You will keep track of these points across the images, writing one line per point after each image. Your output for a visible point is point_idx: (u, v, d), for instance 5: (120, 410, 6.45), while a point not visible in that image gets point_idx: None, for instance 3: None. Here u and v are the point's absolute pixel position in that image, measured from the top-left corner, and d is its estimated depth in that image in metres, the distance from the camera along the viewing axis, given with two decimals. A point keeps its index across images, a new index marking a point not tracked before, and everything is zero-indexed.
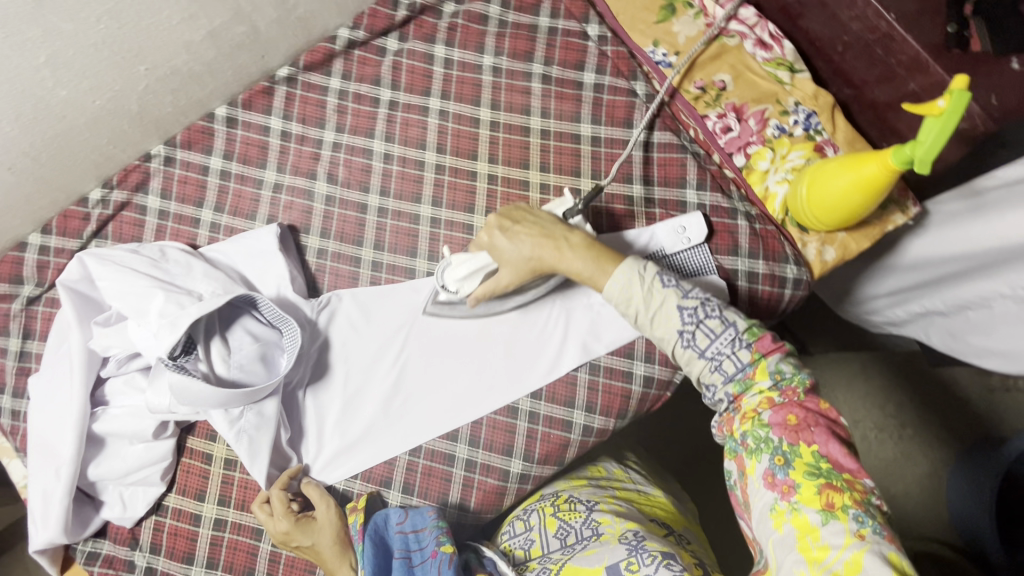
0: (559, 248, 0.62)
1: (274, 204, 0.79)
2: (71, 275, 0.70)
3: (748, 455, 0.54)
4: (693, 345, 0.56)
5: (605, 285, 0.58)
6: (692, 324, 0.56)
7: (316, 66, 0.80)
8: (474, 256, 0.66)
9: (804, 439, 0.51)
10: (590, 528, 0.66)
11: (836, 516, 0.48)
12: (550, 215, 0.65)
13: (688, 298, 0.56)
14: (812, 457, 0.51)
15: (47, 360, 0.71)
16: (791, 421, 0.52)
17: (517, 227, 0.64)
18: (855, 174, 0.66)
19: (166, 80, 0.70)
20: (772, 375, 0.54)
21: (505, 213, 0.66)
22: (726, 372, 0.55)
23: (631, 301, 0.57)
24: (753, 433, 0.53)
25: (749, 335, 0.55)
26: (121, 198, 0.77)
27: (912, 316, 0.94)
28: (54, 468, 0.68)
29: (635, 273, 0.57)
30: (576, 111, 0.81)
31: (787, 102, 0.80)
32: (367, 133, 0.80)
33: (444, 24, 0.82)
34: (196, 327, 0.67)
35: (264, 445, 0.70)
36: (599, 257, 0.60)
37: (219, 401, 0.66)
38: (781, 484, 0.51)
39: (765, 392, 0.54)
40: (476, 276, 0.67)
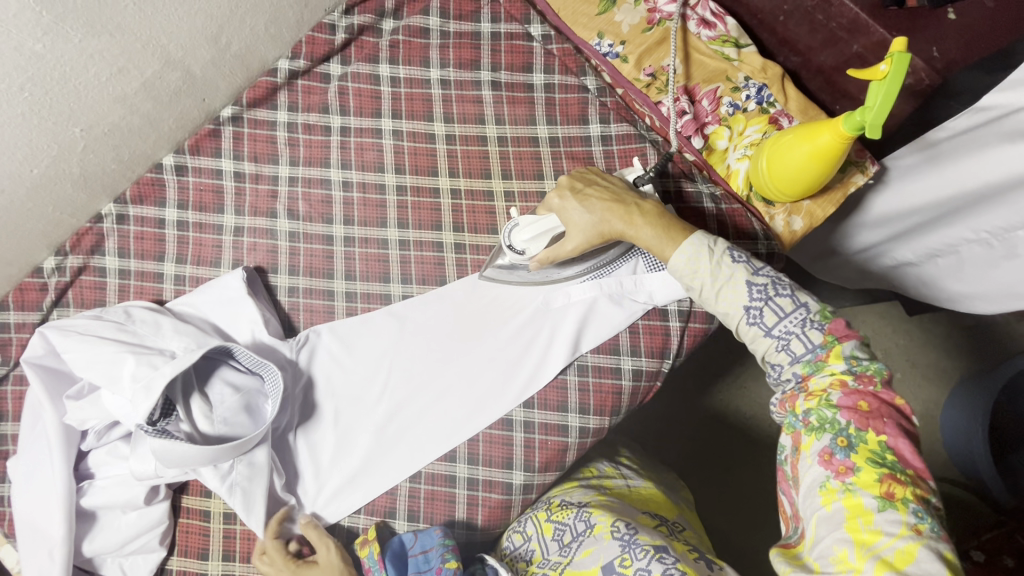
0: (630, 213, 0.64)
1: (237, 248, 0.77)
2: (35, 350, 0.68)
3: (808, 432, 0.53)
4: (759, 323, 0.56)
5: (672, 255, 0.60)
6: (760, 301, 0.56)
7: (261, 102, 0.78)
8: (543, 219, 0.67)
9: (874, 426, 0.50)
10: (583, 522, 0.66)
11: (895, 506, 0.47)
12: (623, 184, 0.68)
13: (758, 274, 0.57)
14: (878, 445, 0.50)
15: (24, 440, 0.69)
16: (862, 407, 0.51)
17: (590, 191, 0.66)
18: (810, 145, 0.66)
19: (105, 138, 0.68)
20: (847, 360, 0.53)
21: (576, 178, 0.69)
22: (793, 352, 0.55)
23: (697, 273, 0.59)
24: (818, 411, 0.53)
25: (822, 318, 0.55)
26: (78, 263, 0.74)
27: (885, 270, 0.95)
28: (47, 550, 0.66)
29: (704, 245, 0.59)
30: (530, 113, 0.81)
31: (736, 78, 0.80)
32: (322, 163, 0.79)
33: (385, 42, 0.81)
34: (172, 388, 0.66)
35: (259, 495, 0.69)
36: (669, 227, 0.62)
37: (207, 459, 0.64)
38: (838, 464, 0.50)
39: (837, 374, 0.53)
40: (543, 238, 0.67)
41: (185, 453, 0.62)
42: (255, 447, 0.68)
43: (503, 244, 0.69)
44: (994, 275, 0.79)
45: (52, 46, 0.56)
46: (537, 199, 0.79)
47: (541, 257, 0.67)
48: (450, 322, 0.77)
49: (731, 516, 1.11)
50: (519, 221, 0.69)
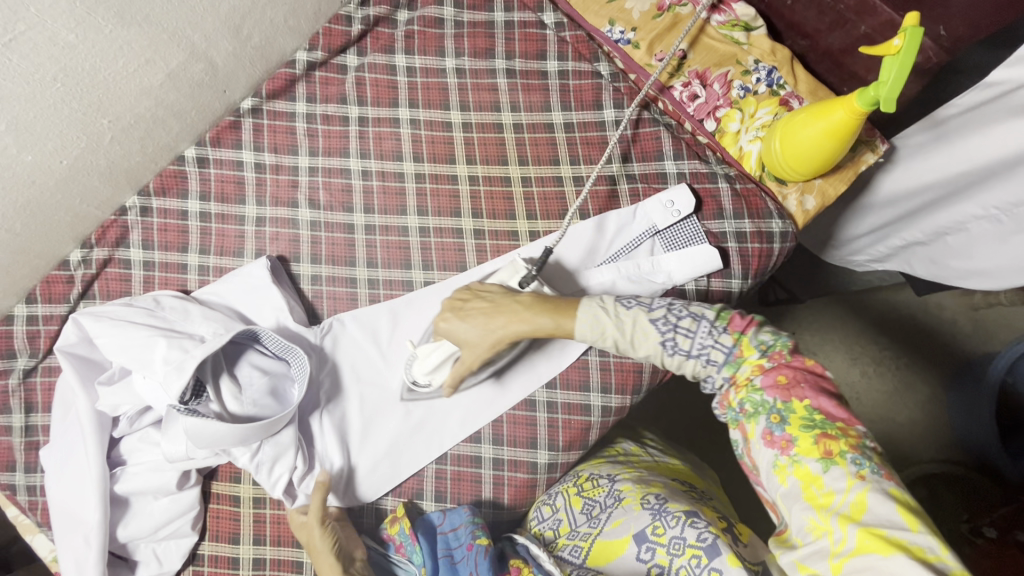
0: (513, 312, 0.63)
1: (259, 238, 0.78)
2: (69, 339, 0.70)
3: (747, 420, 0.57)
4: (678, 349, 0.59)
5: (576, 328, 0.61)
6: (670, 331, 0.60)
7: (280, 93, 0.79)
8: (440, 345, 0.69)
9: (796, 395, 0.55)
10: (613, 495, 0.70)
11: (836, 462, 0.51)
12: (498, 287, 0.67)
13: (655, 309, 0.61)
14: (806, 411, 0.54)
15: (57, 429, 0.70)
16: (782, 381, 0.55)
17: (468, 305, 0.65)
18: (824, 122, 0.68)
19: (131, 130, 0.69)
20: (757, 346, 0.58)
21: (453, 295, 0.68)
22: (716, 361, 0.59)
23: (605, 333, 0.60)
24: (749, 399, 0.57)
25: (721, 321, 0.60)
26: (103, 255, 0.75)
27: (893, 250, 0.96)
28: (83, 536, 0.67)
29: (598, 307, 0.61)
30: (545, 100, 0.82)
31: (746, 61, 0.81)
32: (342, 153, 0.80)
33: (401, 33, 0.82)
34: (203, 369, 0.67)
35: (284, 475, 0.70)
36: (557, 308, 0.62)
37: (238, 438, 0.65)
38: (779, 441, 0.54)
39: (754, 361, 0.58)
40: (444, 365, 0.70)
41: (217, 432, 0.63)
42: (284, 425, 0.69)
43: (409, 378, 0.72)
44: (1003, 250, 0.80)
45: (85, 36, 0.57)
46: (554, 184, 0.80)
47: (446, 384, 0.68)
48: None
49: (748, 498, 1.12)
50: (416, 352, 0.71)
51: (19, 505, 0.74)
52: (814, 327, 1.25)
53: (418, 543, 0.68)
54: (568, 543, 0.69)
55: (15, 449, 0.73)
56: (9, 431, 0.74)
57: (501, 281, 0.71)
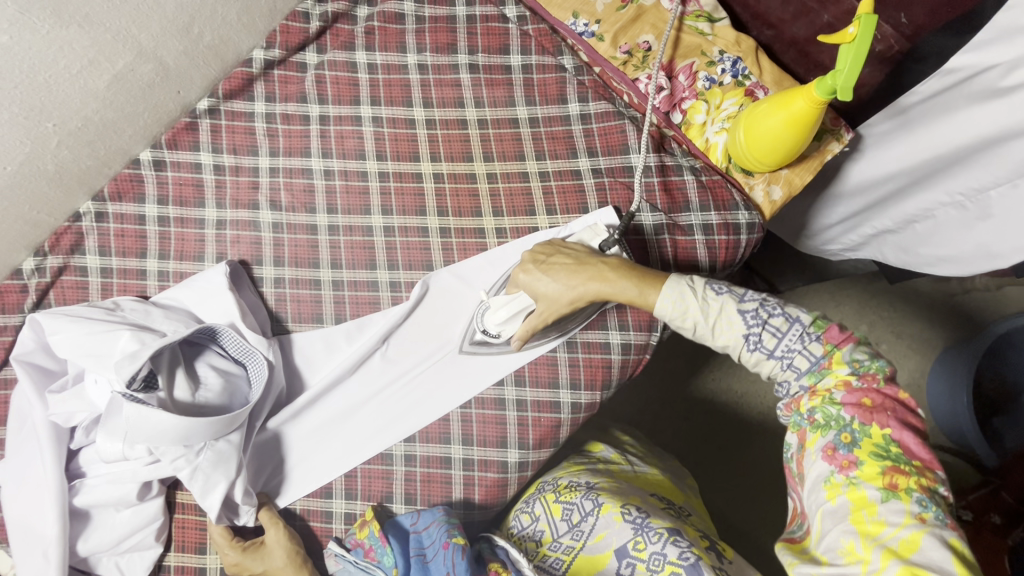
0: (600, 273, 0.69)
1: (220, 242, 0.77)
2: (24, 347, 0.68)
3: (813, 430, 0.57)
4: (761, 347, 0.60)
5: (657, 302, 0.64)
6: (757, 326, 0.60)
7: (237, 93, 0.77)
8: (514, 299, 0.71)
9: (877, 421, 0.54)
10: (592, 501, 0.68)
11: (898, 496, 0.50)
12: (583, 249, 0.72)
13: (746, 301, 0.61)
14: (882, 439, 0.53)
15: (12, 442, 0.68)
16: (867, 404, 0.55)
17: (550, 261, 0.71)
18: (785, 112, 0.67)
19: (79, 134, 0.67)
20: (850, 363, 0.57)
21: (537, 250, 0.73)
22: (798, 368, 0.59)
23: (687, 313, 0.62)
24: (823, 409, 0.56)
25: (816, 328, 0.59)
26: (58, 263, 0.74)
27: (865, 238, 0.96)
28: (42, 551, 0.65)
29: (685, 286, 0.63)
30: (509, 95, 0.81)
31: (711, 52, 0.80)
32: (303, 153, 0.79)
33: (361, 29, 0.80)
34: (159, 359, 0.65)
35: (221, 481, 0.66)
36: (644, 280, 0.66)
37: (179, 434, 0.63)
38: (842, 459, 0.53)
39: (841, 376, 0.57)
40: (517, 318, 0.71)
41: (160, 425, 0.62)
42: (236, 427, 0.68)
43: (478, 328, 0.74)
44: (968, 236, 0.81)
45: (19, 38, 0.55)
46: (520, 180, 0.79)
47: (519, 335, 0.71)
48: (416, 325, 0.77)
49: (727, 492, 1.13)
50: (488, 304, 0.73)
51: None
52: None
53: (388, 544, 0.67)
54: (549, 554, 0.68)
55: None
56: None
57: (581, 241, 0.75)
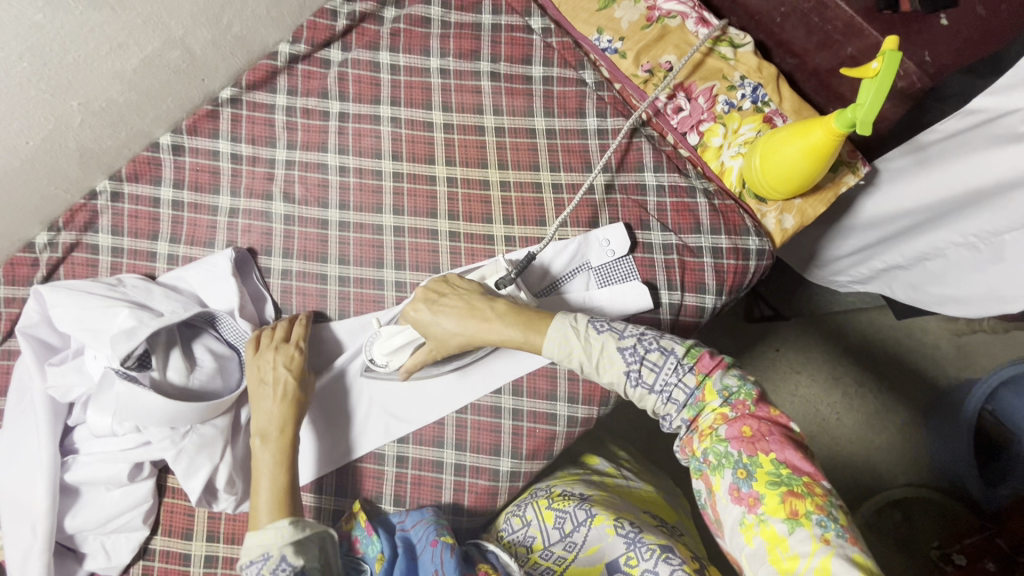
0: (485, 318, 0.64)
1: (231, 229, 0.77)
2: (29, 319, 0.69)
3: (712, 472, 0.54)
4: (641, 383, 0.56)
5: (543, 345, 0.59)
6: (636, 362, 0.57)
7: (260, 84, 0.78)
8: (405, 329, 0.69)
9: (762, 448, 0.52)
10: (585, 511, 0.68)
11: (801, 523, 0.48)
12: (470, 284, 0.68)
13: (624, 338, 0.58)
14: (772, 465, 0.51)
15: (9, 414, 0.69)
16: (746, 433, 0.52)
17: (442, 301, 0.66)
18: (803, 141, 0.67)
19: (102, 113, 0.68)
20: (720, 392, 0.55)
21: (430, 285, 0.69)
22: (678, 401, 0.56)
23: (572, 354, 0.58)
24: (713, 449, 0.54)
25: (689, 359, 0.56)
26: (70, 239, 0.75)
27: (875, 273, 0.96)
28: (29, 525, 0.65)
29: (568, 326, 0.59)
30: (528, 105, 0.82)
31: (732, 77, 0.80)
32: (320, 148, 0.79)
33: (386, 30, 0.81)
34: (155, 339, 0.66)
35: (205, 465, 0.66)
36: (528, 324, 0.61)
37: (169, 416, 0.63)
38: (746, 498, 0.51)
39: (717, 409, 0.55)
40: (406, 349, 0.69)
41: (151, 404, 0.62)
42: (222, 412, 0.68)
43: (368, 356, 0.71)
44: (980, 279, 0.80)
45: (53, 16, 0.56)
46: (532, 190, 0.80)
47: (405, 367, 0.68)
48: None
49: None
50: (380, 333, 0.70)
51: None
52: (800, 347, 1.25)
53: (375, 533, 0.67)
54: (540, 562, 0.68)
55: None
56: None
57: (482, 277, 0.73)
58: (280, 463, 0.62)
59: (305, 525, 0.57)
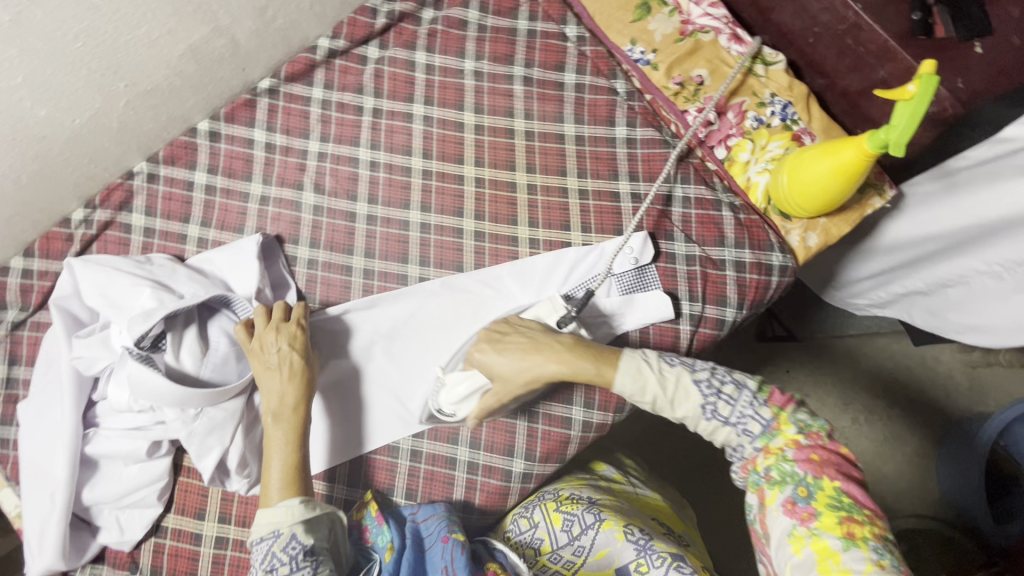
0: (554, 352, 0.66)
1: (261, 217, 0.79)
2: (62, 292, 0.70)
3: (770, 487, 0.57)
4: (716, 415, 0.60)
5: (616, 378, 0.63)
6: (712, 395, 0.60)
7: (298, 77, 0.80)
8: (469, 376, 0.70)
9: (827, 474, 0.55)
10: (593, 515, 0.69)
11: (857, 544, 0.51)
12: (537, 325, 0.71)
13: (698, 372, 0.62)
14: (834, 490, 0.54)
15: (36, 383, 0.70)
16: (815, 459, 0.56)
17: (505, 340, 0.68)
18: (833, 160, 0.68)
19: (146, 96, 0.70)
20: (795, 423, 0.59)
21: (491, 327, 0.71)
22: (751, 431, 0.59)
23: (646, 388, 0.62)
24: (778, 467, 0.57)
25: (763, 394, 0.61)
26: (105, 217, 0.76)
27: (894, 297, 0.96)
28: (49, 494, 0.66)
29: (640, 361, 0.63)
30: (559, 111, 0.83)
31: (763, 94, 0.81)
32: (352, 142, 0.81)
33: (424, 30, 0.83)
34: (173, 321, 0.68)
35: (216, 446, 0.67)
36: (600, 359, 0.64)
37: (177, 399, 0.64)
38: (801, 512, 0.54)
39: (789, 436, 0.58)
40: (471, 397, 0.70)
41: (158, 387, 0.63)
42: (233, 396, 0.68)
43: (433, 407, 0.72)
44: (1002, 309, 0.79)
45: None
46: (559, 195, 0.80)
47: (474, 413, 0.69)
48: (430, 317, 0.78)
49: (723, 534, 1.11)
50: (444, 380, 0.71)
51: None
52: (809, 368, 1.24)
53: (385, 524, 0.67)
54: (548, 566, 0.68)
55: None
56: None
57: (539, 316, 0.74)
58: (296, 443, 0.63)
59: (315, 505, 0.59)
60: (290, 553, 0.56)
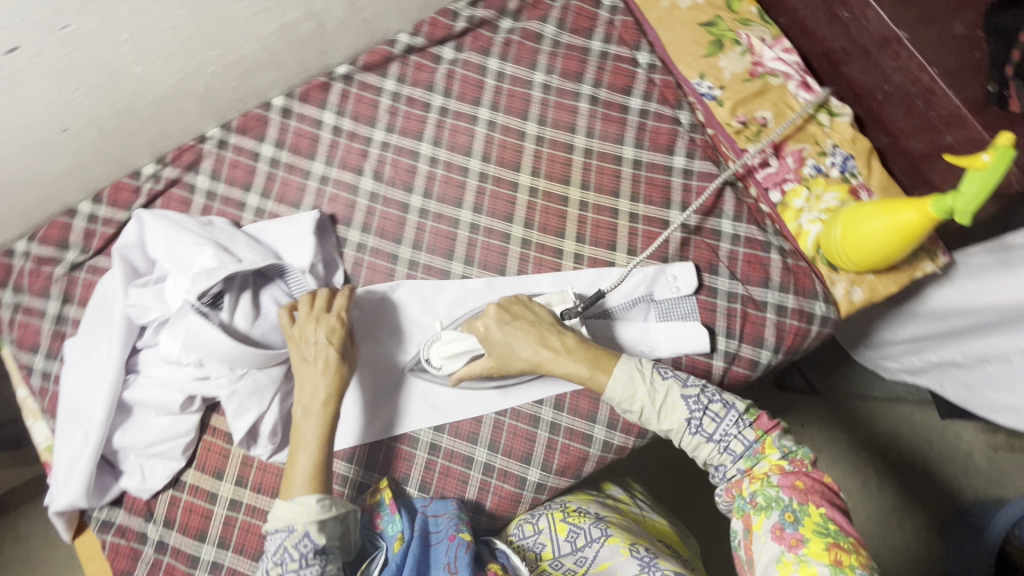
0: (550, 345, 0.66)
1: (319, 195, 0.81)
2: (126, 240, 0.73)
3: (756, 513, 0.58)
4: (701, 431, 0.62)
5: (607, 384, 0.63)
6: (699, 411, 0.62)
7: (374, 67, 0.83)
8: (465, 339, 0.69)
9: (813, 501, 0.56)
10: (599, 530, 0.70)
11: (845, 572, 0.51)
12: (543, 309, 0.70)
13: (689, 387, 0.63)
14: (820, 518, 0.55)
15: (87, 323, 0.73)
16: (799, 486, 0.57)
17: (514, 324, 0.68)
18: (892, 218, 0.68)
19: (233, 67, 0.73)
20: (780, 448, 0.60)
21: (505, 304, 0.70)
22: (734, 451, 0.61)
23: (635, 397, 0.63)
24: (763, 492, 0.58)
25: (749, 416, 0.62)
26: (173, 175, 0.79)
27: (928, 365, 0.95)
28: (83, 432, 0.69)
29: (634, 368, 0.64)
30: (620, 133, 0.84)
31: (825, 144, 0.82)
32: (415, 136, 0.83)
33: (500, 38, 0.85)
34: (230, 282, 0.70)
35: (253, 409, 0.68)
36: (595, 361, 0.65)
37: (229, 356, 0.66)
38: (789, 538, 0.54)
39: (774, 460, 0.59)
40: (461, 358, 0.70)
41: (214, 343, 0.65)
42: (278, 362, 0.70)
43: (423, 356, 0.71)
44: None
45: None
46: (609, 215, 0.81)
47: (459, 376, 0.69)
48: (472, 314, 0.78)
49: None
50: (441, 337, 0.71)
51: (31, 386, 0.76)
52: (825, 423, 1.21)
53: (398, 514, 0.67)
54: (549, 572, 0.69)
55: (42, 334, 0.76)
56: (43, 316, 0.77)
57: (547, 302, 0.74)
58: (323, 438, 0.62)
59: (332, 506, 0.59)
60: (302, 550, 0.56)
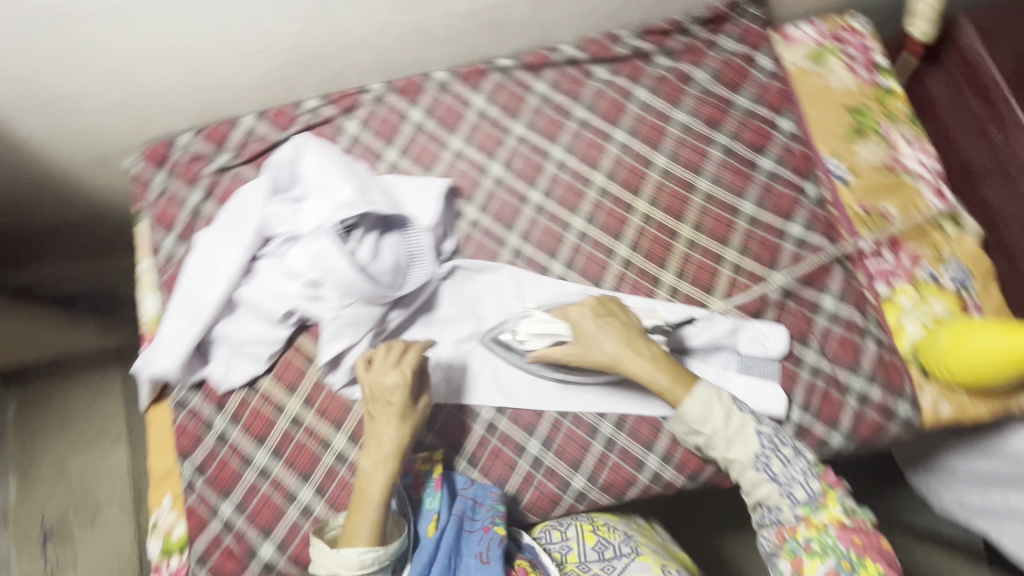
0: (639, 351, 0.72)
1: (450, 167, 0.86)
2: (279, 157, 0.80)
3: (810, 556, 0.66)
4: (767, 469, 0.68)
5: (684, 400, 0.69)
6: (769, 449, 0.69)
7: (532, 68, 0.89)
8: (553, 323, 0.75)
9: (870, 555, 0.65)
10: (630, 547, 0.76)
11: None
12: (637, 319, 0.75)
13: (762, 425, 0.70)
14: (875, 571, 0.64)
15: (221, 219, 0.79)
16: (857, 541, 0.66)
17: (607, 320, 0.73)
18: (1009, 340, 0.68)
19: (413, 37, 0.84)
20: (842, 504, 0.67)
21: (601, 300, 0.75)
22: (796, 497, 0.67)
23: (709, 419, 0.69)
24: (820, 539, 0.66)
25: (817, 468, 0.69)
26: (330, 112, 0.86)
27: (992, 507, 0.90)
28: (194, 313, 0.75)
29: (713, 393, 0.70)
30: (745, 187, 0.85)
31: (944, 252, 0.83)
32: (551, 138, 0.87)
33: (653, 72, 0.90)
34: (364, 219, 0.76)
35: (347, 338, 0.74)
36: (678, 377, 0.71)
37: (345, 282, 0.72)
38: None
39: (834, 514, 0.67)
40: (546, 338, 0.75)
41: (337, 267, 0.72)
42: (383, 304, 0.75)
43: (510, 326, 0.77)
44: None
45: None
46: (715, 261, 0.82)
47: (539, 353, 0.73)
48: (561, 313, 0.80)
49: None
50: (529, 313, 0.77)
51: (155, 260, 0.83)
52: None
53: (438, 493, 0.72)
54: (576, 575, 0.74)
55: (177, 218, 0.84)
56: (182, 203, 0.84)
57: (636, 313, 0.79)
58: (382, 498, 0.64)
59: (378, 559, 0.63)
60: None
